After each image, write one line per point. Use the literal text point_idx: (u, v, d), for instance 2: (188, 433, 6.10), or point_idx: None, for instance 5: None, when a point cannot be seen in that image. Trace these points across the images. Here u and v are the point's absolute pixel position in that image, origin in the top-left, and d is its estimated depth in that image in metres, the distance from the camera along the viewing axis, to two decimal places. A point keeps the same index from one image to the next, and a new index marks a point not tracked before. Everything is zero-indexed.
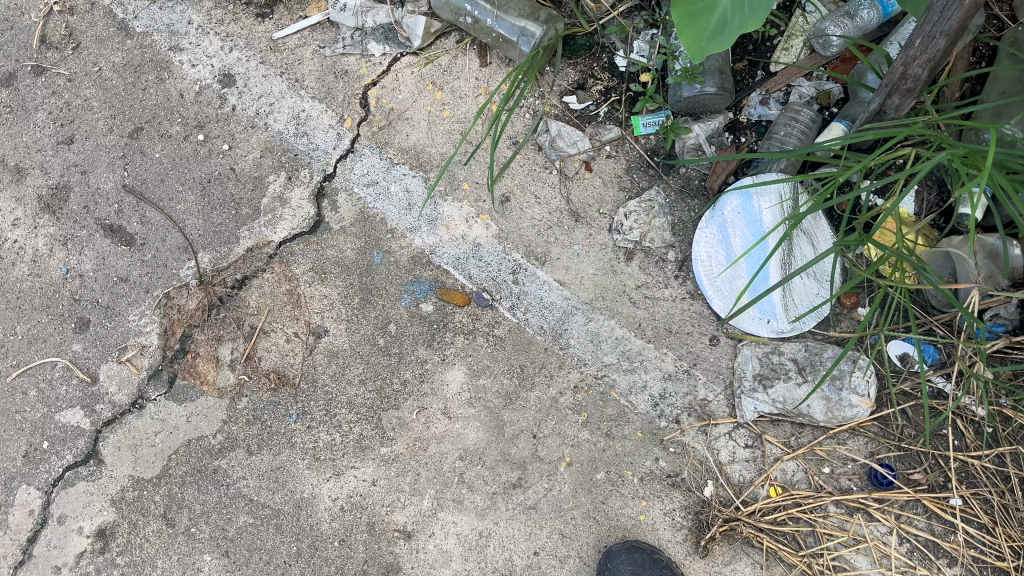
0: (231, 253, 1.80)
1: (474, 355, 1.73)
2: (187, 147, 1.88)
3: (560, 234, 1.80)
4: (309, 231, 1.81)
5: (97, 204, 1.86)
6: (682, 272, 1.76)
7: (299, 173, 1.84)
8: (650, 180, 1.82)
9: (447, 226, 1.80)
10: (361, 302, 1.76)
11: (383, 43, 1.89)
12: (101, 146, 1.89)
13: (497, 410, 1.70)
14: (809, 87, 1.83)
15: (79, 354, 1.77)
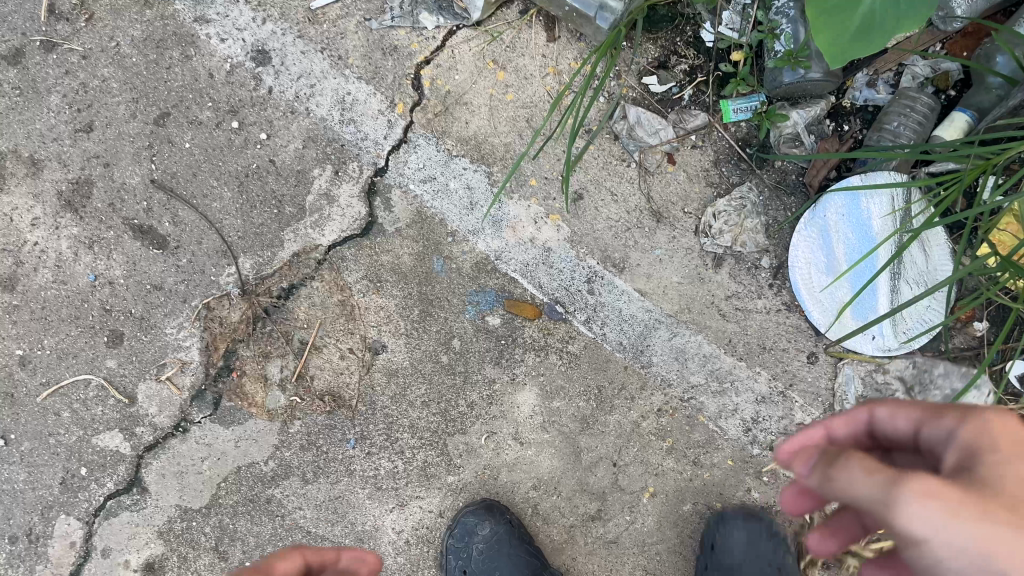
0: (275, 258, 1.63)
1: (547, 374, 1.58)
2: (220, 136, 1.67)
3: (639, 237, 1.61)
4: (361, 234, 1.63)
5: (123, 201, 1.66)
6: (777, 281, 1.59)
7: (346, 167, 1.65)
8: (741, 175, 1.62)
9: (512, 228, 1.62)
10: (421, 315, 1.60)
11: (437, 14, 1.64)
12: (124, 134, 1.68)
13: (573, 435, 1.56)
14: (924, 67, 1.60)
15: (113, 371, 1.62)
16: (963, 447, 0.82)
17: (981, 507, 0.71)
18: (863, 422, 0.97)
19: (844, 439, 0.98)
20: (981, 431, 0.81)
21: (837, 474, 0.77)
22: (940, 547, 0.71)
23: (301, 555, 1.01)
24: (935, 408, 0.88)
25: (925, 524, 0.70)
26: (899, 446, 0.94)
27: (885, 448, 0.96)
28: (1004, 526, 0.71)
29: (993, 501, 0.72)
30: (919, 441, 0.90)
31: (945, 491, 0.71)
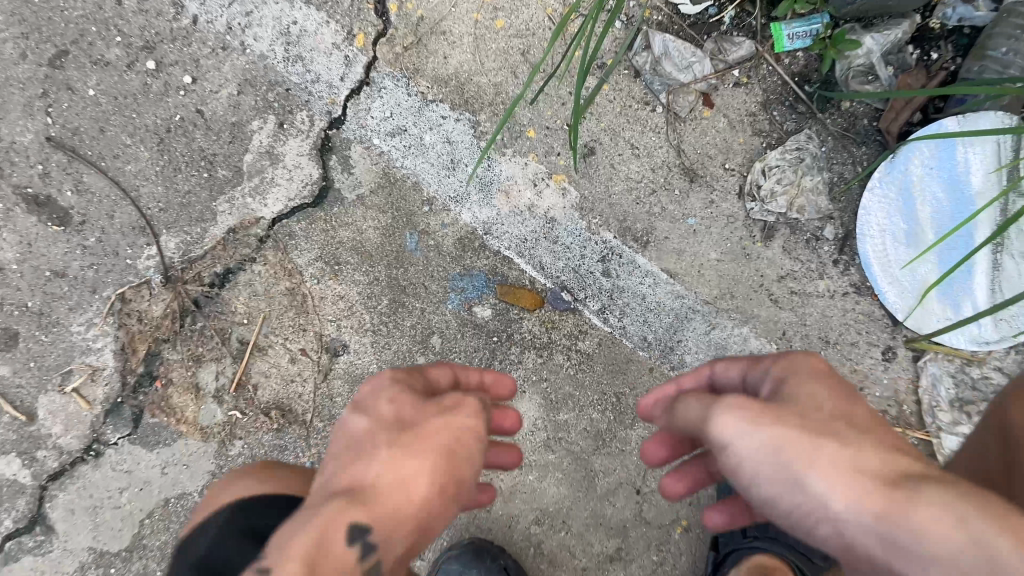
0: (206, 235, 1.29)
1: (552, 379, 1.25)
2: (133, 80, 1.32)
3: (667, 202, 1.26)
4: (313, 204, 1.29)
5: (12, 164, 1.31)
6: (843, 256, 1.24)
7: (293, 118, 1.30)
8: (797, 121, 1.26)
9: (505, 193, 1.28)
10: (392, 307, 1.27)
11: None
12: (11, 78, 1.32)
13: (585, 456, 1.24)
14: None
15: (8, 380, 1.29)
16: (783, 388, 0.76)
17: (779, 416, 0.68)
18: (707, 376, 0.92)
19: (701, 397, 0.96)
20: (803, 376, 0.77)
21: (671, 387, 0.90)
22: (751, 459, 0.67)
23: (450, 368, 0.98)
24: (758, 355, 0.86)
25: (733, 434, 0.68)
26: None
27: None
28: (800, 428, 0.67)
29: (797, 415, 0.68)
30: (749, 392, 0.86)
31: (749, 400, 0.68)
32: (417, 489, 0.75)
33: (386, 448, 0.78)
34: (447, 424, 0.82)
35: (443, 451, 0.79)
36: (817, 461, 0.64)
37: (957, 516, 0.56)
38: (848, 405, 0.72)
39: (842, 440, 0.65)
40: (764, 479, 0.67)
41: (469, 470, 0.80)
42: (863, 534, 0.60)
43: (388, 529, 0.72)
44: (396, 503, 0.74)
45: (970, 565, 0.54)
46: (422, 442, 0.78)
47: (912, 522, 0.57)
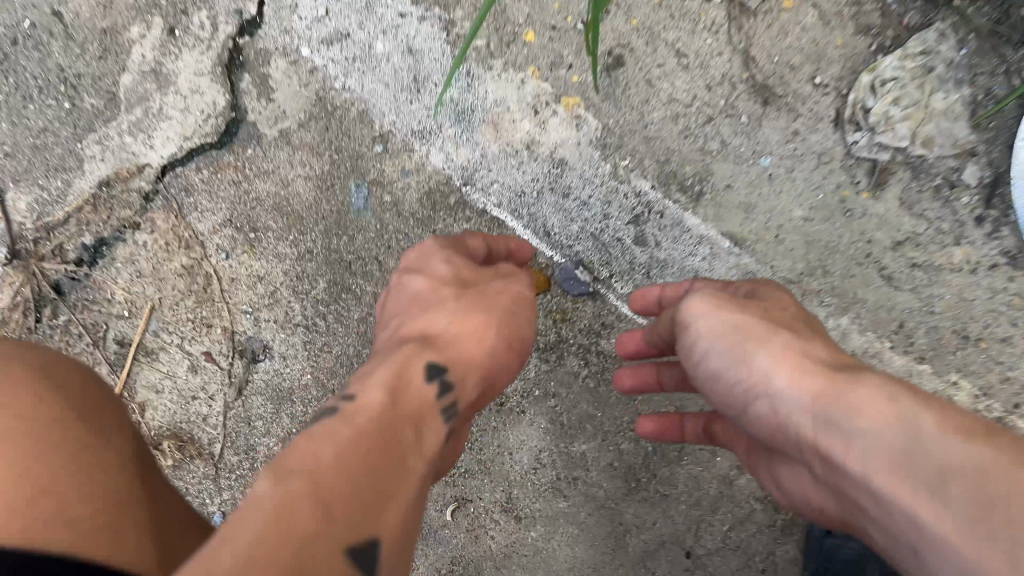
0: (70, 192, 0.91)
1: (564, 395, 0.87)
2: None
3: (729, 133, 0.86)
4: (218, 144, 0.90)
5: None
6: (996, 215, 0.81)
7: (185, 19, 0.89)
8: (925, 7, 0.81)
9: (492, 125, 0.88)
10: (331, 293, 0.89)
11: None
12: None
13: (609, 505, 0.87)
14: None
15: None
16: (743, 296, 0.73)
17: (743, 307, 0.67)
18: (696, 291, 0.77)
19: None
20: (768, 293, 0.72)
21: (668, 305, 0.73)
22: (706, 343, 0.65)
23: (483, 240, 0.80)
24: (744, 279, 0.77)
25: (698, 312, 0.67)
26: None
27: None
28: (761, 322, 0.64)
29: (760, 308, 0.67)
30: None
31: (723, 299, 0.67)
32: (489, 333, 0.70)
33: (453, 298, 0.71)
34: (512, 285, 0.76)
35: (502, 316, 0.71)
36: (769, 344, 0.62)
37: (898, 403, 0.50)
38: (805, 318, 0.69)
39: (802, 336, 0.63)
40: (713, 355, 0.66)
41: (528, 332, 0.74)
42: (796, 412, 0.57)
43: (462, 374, 0.66)
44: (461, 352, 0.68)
45: (898, 445, 0.49)
46: (488, 291, 0.73)
47: (848, 397, 0.53)
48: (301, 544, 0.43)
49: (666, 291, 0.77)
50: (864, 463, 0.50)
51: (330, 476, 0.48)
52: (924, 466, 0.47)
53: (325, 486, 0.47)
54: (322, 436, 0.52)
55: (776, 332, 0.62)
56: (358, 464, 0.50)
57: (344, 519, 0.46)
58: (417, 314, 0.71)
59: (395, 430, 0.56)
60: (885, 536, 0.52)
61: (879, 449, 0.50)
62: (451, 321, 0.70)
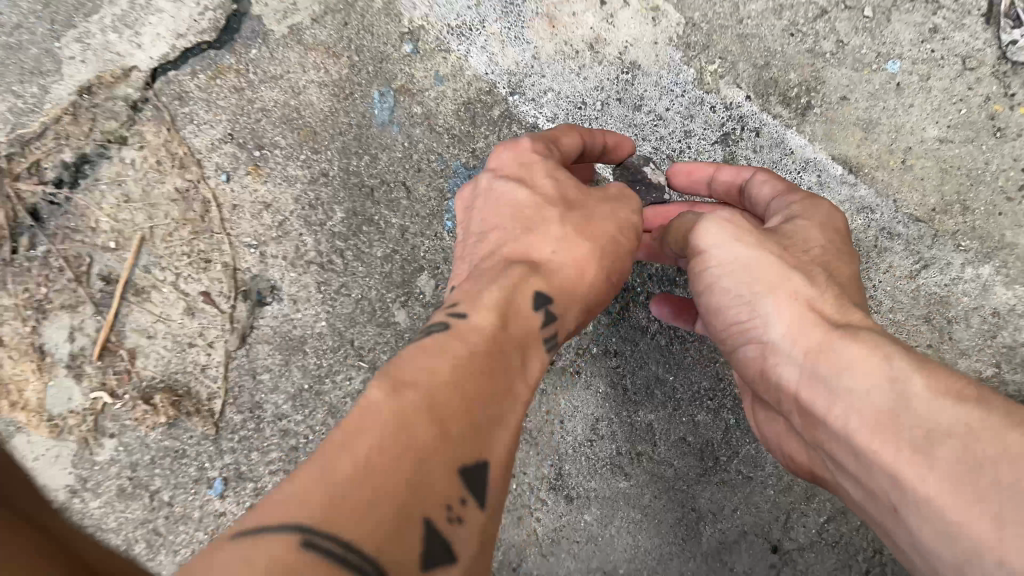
0: (43, 99, 0.77)
1: (627, 354, 0.72)
2: None
3: (849, 30, 0.69)
4: (217, 42, 0.75)
5: None
6: None
7: None
8: None
9: (548, 19, 0.72)
10: (350, 225, 0.74)
11: None
12: None
13: (682, 487, 0.72)
14: None
15: None
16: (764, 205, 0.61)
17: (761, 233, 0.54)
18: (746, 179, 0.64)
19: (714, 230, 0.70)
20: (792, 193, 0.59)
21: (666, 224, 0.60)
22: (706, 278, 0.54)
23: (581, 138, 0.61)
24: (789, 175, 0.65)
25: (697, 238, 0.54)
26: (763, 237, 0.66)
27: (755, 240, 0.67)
28: (773, 252, 0.52)
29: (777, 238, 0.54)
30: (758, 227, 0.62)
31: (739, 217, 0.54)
32: (592, 270, 0.53)
33: (558, 221, 0.54)
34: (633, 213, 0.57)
35: (614, 247, 0.55)
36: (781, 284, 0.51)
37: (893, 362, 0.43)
38: (835, 252, 0.54)
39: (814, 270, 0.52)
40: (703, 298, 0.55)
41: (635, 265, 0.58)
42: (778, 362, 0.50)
43: (567, 306, 0.51)
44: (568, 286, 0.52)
45: (889, 407, 0.41)
46: (603, 215, 0.56)
47: (850, 355, 0.45)
48: (412, 463, 0.34)
49: (721, 173, 0.65)
50: (849, 422, 0.43)
51: (444, 389, 0.38)
52: (910, 426, 0.40)
53: (440, 401, 0.37)
54: (429, 347, 0.42)
55: (783, 266, 0.51)
56: (475, 379, 0.40)
57: (455, 441, 0.36)
58: (514, 233, 0.54)
59: (504, 356, 0.44)
60: (863, 498, 0.45)
61: (876, 409, 0.42)
62: (556, 249, 0.53)
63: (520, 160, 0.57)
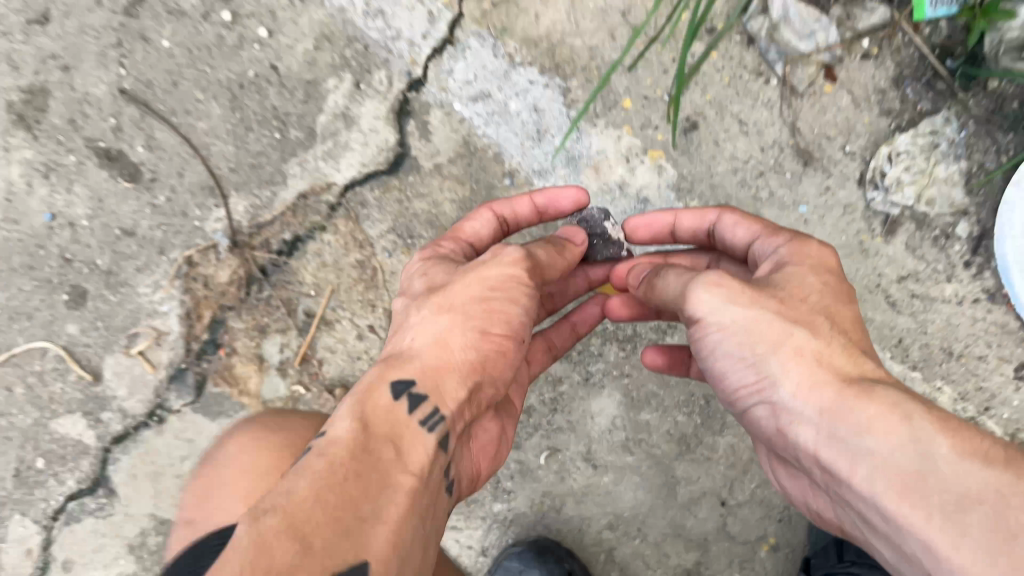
0: (275, 199, 1.23)
1: (635, 377, 1.15)
2: (208, 32, 1.26)
3: (777, 185, 1.15)
4: (389, 171, 1.23)
5: (87, 116, 1.28)
6: (978, 258, 1.11)
7: (371, 77, 1.22)
8: (933, 101, 1.12)
9: (595, 168, 1.18)
10: None
11: None
12: (88, 27, 1.28)
13: (667, 462, 1.14)
14: None
15: (76, 339, 1.27)
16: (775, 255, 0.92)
17: (761, 298, 0.84)
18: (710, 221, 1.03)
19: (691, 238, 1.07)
20: (781, 237, 0.94)
21: (657, 280, 0.93)
22: (737, 335, 0.83)
23: (491, 211, 1.08)
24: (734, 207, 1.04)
25: (708, 306, 0.85)
26: (737, 251, 1.02)
27: (725, 249, 1.04)
28: (786, 323, 0.82)
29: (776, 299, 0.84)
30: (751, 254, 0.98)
31: (727, 279, 0.85)
32: (454, 342, 0.88)
33: (425, 308, 0.92)
34: (494, 287, 0.92)
35: (470, 316, 0.90)
36: (804, 359, 0.80)
37: (912, 434, 0.69)
38: (814, 298, 0.85)
39: (820, 337, 0.80)
40: (766, 372, 0.82)
41: (519, 318, 0.92)
42: (807, 419, 0.77)
43: (432, 381, 0.85)
44: (434, 362, 0.86)
45: (909, 471, 0.67)
46: (464, 302, 0.91)
47: (866, 421, 0.72)
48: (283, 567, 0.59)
49: (684, 219, 1.05)
50: (879, 481, 0.69)
51: (303, 501, 0.65)
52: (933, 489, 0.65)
53: (297, 518, 0.63)
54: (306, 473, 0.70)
55: (790, 329, 0.81)
56: (330, 482, 0.68)
57: (317, 537, 0.63)
58: (396, 330, 0.94)
59: (360, 457, 0.73)
60: (887, 543, 0.69)
61: (899, 471, 0.67)
62: (414, 339, 0.89)
63: (412, 278, 1.00)
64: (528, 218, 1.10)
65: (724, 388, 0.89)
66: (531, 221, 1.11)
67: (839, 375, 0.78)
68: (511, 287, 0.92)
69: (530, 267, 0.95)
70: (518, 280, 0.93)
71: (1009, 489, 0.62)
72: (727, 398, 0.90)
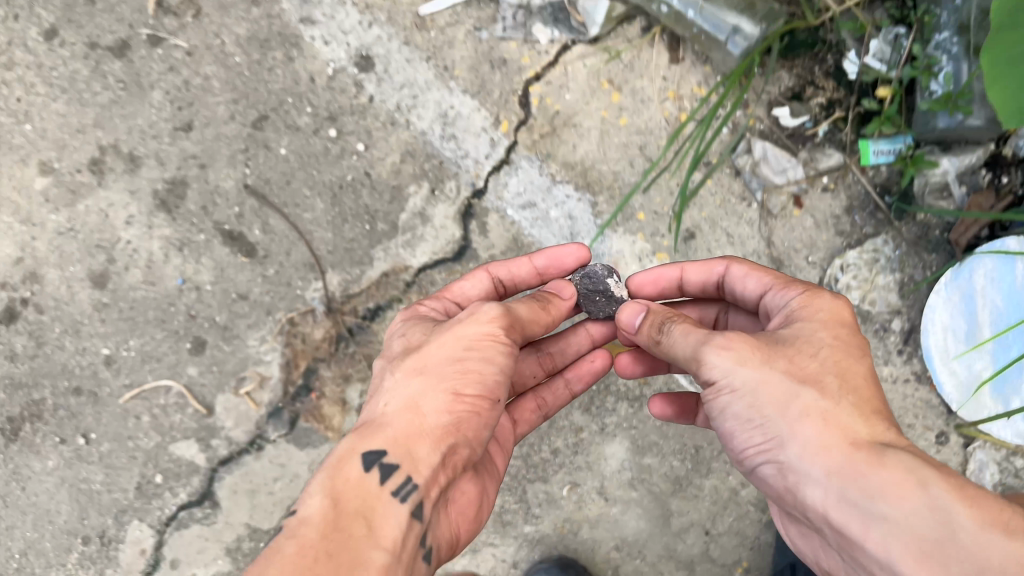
0: (364, 276, 1.59)
1: (641, 429, 1.46)
2: (317, 144, 1.62)
3: None
4: (454, 259, 1.59)
5: (216, 205, 1.63)
6: (907, 347, 1.45)
7: (444, 186, 1.60)
8: (875, 226, 1.47)
9: (614, 264, 1.53)
10: None
11: (552, 27, 1.59)
12: (222, 135, 1.65)
13: (664, 497, 1.46)
14: None
15: (195, 379, 1.59)
16: (792, 306, 1.10)
17: (772, 362, 1.01)
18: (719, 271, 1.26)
19: (698, 284, 1.30)
20: (794, 288, 1.12)
21: (661, 339, 1.10)
22: (754, 395, 1.00)
23: (488, 273, 1.34)
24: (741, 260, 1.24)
25: (723, 368, 1.01)
26: (743, 296, 1.23)
27: (732, 294, 1.26)
28: (794, 385, 0.99)
29: (786, 360, 1.01)
30: (761, 301, 1.18)
31: (736, 345, 1.01)
32: (427, 405, 1.07)
33: (399, 373, 1.12)
34: (469, 349, 1.11)
35: (440, 380, 1.09)
36: (815, 421, 0.96)
37: (929, 504, 0.87)
38: (814, 350, 1.02)
39: (824, 397, 0.98)
40: (780, 432, 0.98)
41: (493, 375, 1.11)
42: (821, 479, 0.94)
43: (400, 449, 1.05)
44: (409, 427, 1.07)
45: (929, 540, 0.85)
46: (439, 364, 1.10)
47: (881, 486, 0.89)
48: None
49: (693, 272, 1.29)
50: (896, 546, 0.86)
51: None
52: (953, 557, 0.83)
53: None
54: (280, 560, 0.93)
55: (803, 394, 0.98)
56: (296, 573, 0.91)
57: None
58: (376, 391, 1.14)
59: (325, 542, 0.95)
60: None
61: (917, 539, 0.86)
62: (388, 405, 1.10)
63: (397, 340, 1.20)
64: (527, 278, 1.36)
65: (733, 444, 1.06)
66: (531, 281, 1.37)
67: (847, 437, 0.94)
68: (483, 347, 1.11)
69: (499, 326, 1.13)
70: (487, 340, 1.11)
71: None
72: (735, 453, 1.06)
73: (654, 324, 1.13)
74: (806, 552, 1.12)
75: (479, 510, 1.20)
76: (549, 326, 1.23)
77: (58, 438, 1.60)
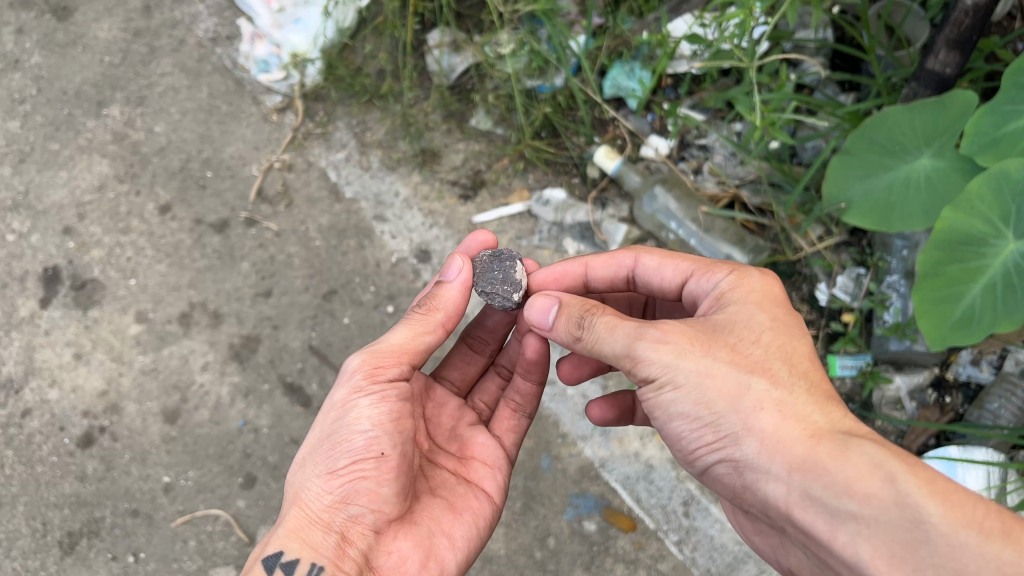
0: None
1: None
2: (375, 317, 1.93)
3: None
4: None
5: (283, 360, 1.91)
6: None
7: None
8: None
9: (619, 439, 1.75)
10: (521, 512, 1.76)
11: (579, 241, 1.97)
12: (295, 303, 1.95)
13: None
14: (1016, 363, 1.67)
15: (242, 511, 1.80)
16: (725, 287, 1.22)
17: (716, 356, 1.09)
18: (628, 264, 1.41)
19: (604, 277, 1.44)
20: (720, 271, 1.26)
21: (587, 335, 1.17)
22: (699, 395, 1.07)
23: None
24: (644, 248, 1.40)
25: (665, 364, 1.09)
26: (650, 283, 1.40)
27: (640, 283, 1.42)
28: (738, 377, 1.07)
29: (728, 349, 1.10)
30: (671, 281, 1.35)
31: (670, 342, 1.10)
32: (316, 483, 1.16)
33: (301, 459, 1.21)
34: (338, 421, 1.18)
35: (331, 450, 1.17)
36: (762, 415, 1.04)
37: (886, 503, 0.93)
38: (750, 339, 1.12)
39: (772, 386, 1.07)
40: (735, 430, 1.06)
41: (363, 434, 1.16)
42: (778, 475, 1.02)
43: (296, 535, 1.13)
44: (301, 516, 1.14)
45: (899, 542, 0.91)
46: (314, 451, 1.19)
47: (837, 482, 0.96)
48: None
49: (607, 264, 1.43)
50: (862, 549, 0.93)
51: None
52: (923, 556, 0.90)
53: None
54: None
55: (747, 389, 1.06)
56: None
57: None
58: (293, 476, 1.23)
59: None
60: None
61: (877, 544, 0.92)
62: (297, 488, 1.18)
63: None
64: None
65: (686, 445, 1.13)
66: None
67: (803, 429, 1.02)
68: (351, 413, 1.17)
69: (366, 373, 1.19)
70: (358, 394, 1.18)
71: (1001, 565, 0.88)
72: (688, 453, 1.14)
73: (572, 319, 1.20)
74: (792, 565, 1.20)
75: (440, 552, 1.22)
76: (442, 324, 1.30)
77: (110, 554, 1.79)
